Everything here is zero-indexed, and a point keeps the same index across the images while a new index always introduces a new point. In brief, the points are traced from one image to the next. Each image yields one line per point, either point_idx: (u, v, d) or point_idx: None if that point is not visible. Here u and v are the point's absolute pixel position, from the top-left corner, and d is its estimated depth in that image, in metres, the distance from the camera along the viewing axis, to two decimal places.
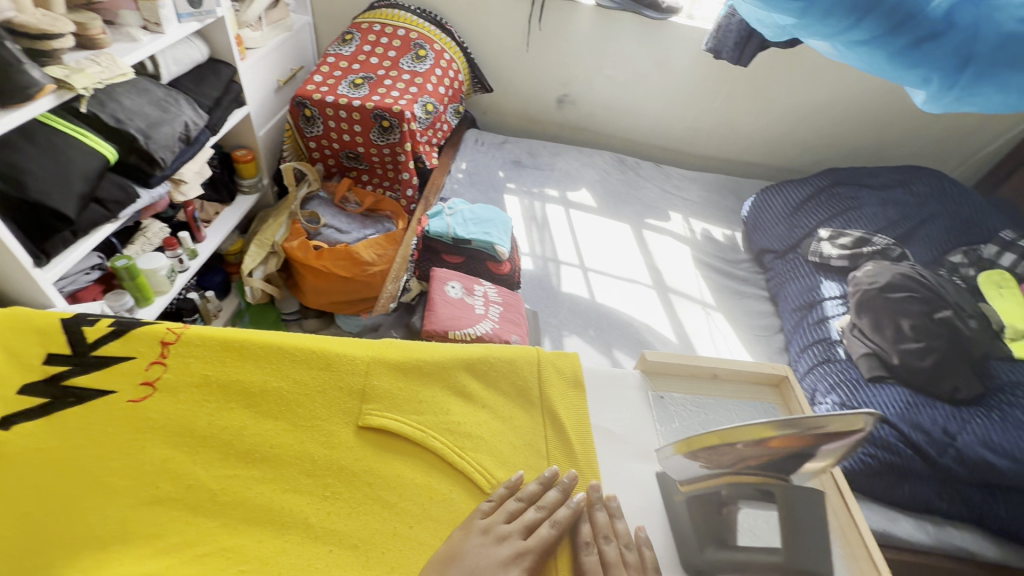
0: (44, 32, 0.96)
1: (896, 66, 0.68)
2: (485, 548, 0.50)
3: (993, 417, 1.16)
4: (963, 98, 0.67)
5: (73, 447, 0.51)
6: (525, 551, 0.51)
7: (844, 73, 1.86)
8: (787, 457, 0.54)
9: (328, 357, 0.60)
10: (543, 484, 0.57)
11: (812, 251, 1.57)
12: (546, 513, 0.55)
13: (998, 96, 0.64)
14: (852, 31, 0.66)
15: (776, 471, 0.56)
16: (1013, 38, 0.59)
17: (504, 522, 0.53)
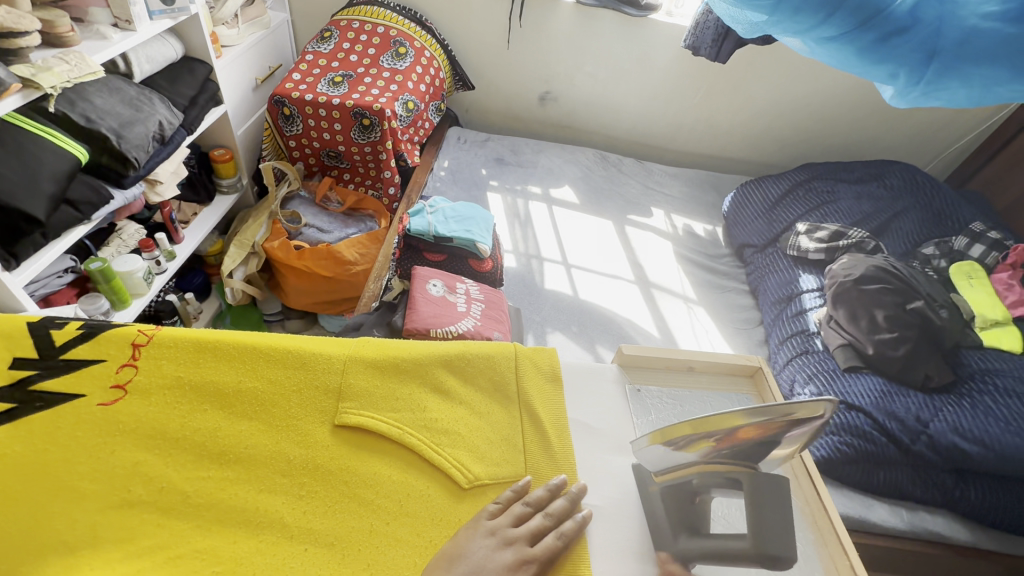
0: (9, 30, 0.93)
1: (864, 60, 0.69)
2: (487, 550, 0.51)
3: (963, 404, 1.19)
4: (928, 93, 0.68)
5: (39, 452, 0.50)
6: (531, 559, 0.52)
7: (820, 69, 1.89)
8: (752, 445, 0.55)
9: (304, 356, 0.60)
10: (551, 491, 0.57)
11: (791, 245, 1.60)
12: (554, 523, 0.55)
13: (962, 90, 0.65)
14: (821, 27, 0.68)
15: (744, 458, 0.56)
16: (976, 33, 0.60)
17: (511, 527, 0.53)
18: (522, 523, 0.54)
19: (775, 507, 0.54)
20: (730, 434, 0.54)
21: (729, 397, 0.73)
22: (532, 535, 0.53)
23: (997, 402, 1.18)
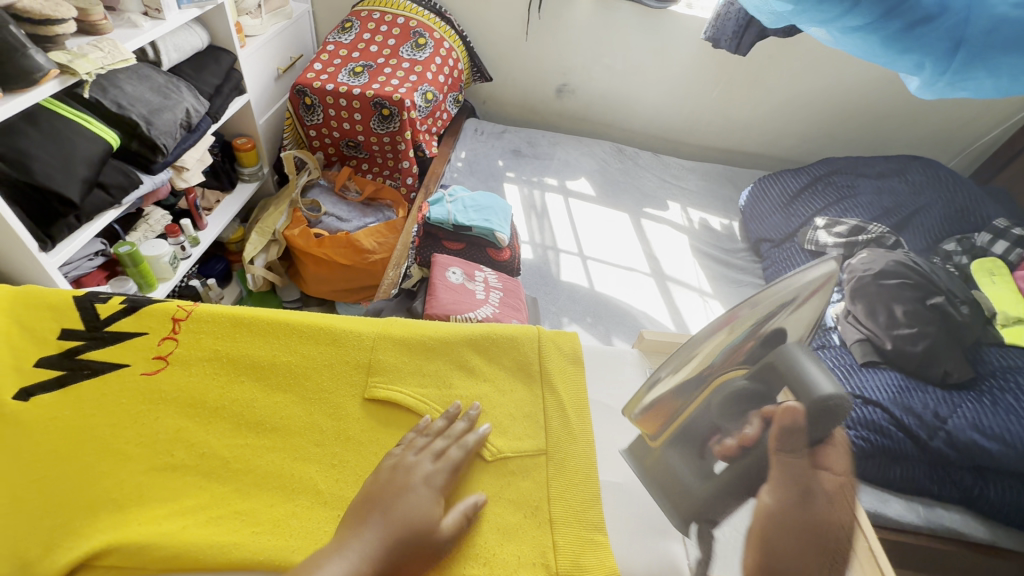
0: (46, 17, 0.96)
1: (888, 51, 0.63)
2: (405, 484, 0.51)
3: (985, 402, 1.02)
4: (955, 83, 0.62)
5: (86, 417, 0.53)
6: (434, 473, 0.53)
7: (842, 63, 1.86)
8: (760, 343, 0.50)
9: (335, 334, 0.62)
10: (448, 418, 0.58)
11: (808, 239, 1.50)
12: (451, 442, 0.57)
13: (990, 80, 0.59)
14: (846, 16, 0.62)
15: (750, 360, 0.50)
16: (1006, 21, 0.54)
17: (414, 453, 0.55)
18: (427, 450, 0.55)
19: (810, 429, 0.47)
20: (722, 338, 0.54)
21: None
22: (438, 460, 0.55)
23: None
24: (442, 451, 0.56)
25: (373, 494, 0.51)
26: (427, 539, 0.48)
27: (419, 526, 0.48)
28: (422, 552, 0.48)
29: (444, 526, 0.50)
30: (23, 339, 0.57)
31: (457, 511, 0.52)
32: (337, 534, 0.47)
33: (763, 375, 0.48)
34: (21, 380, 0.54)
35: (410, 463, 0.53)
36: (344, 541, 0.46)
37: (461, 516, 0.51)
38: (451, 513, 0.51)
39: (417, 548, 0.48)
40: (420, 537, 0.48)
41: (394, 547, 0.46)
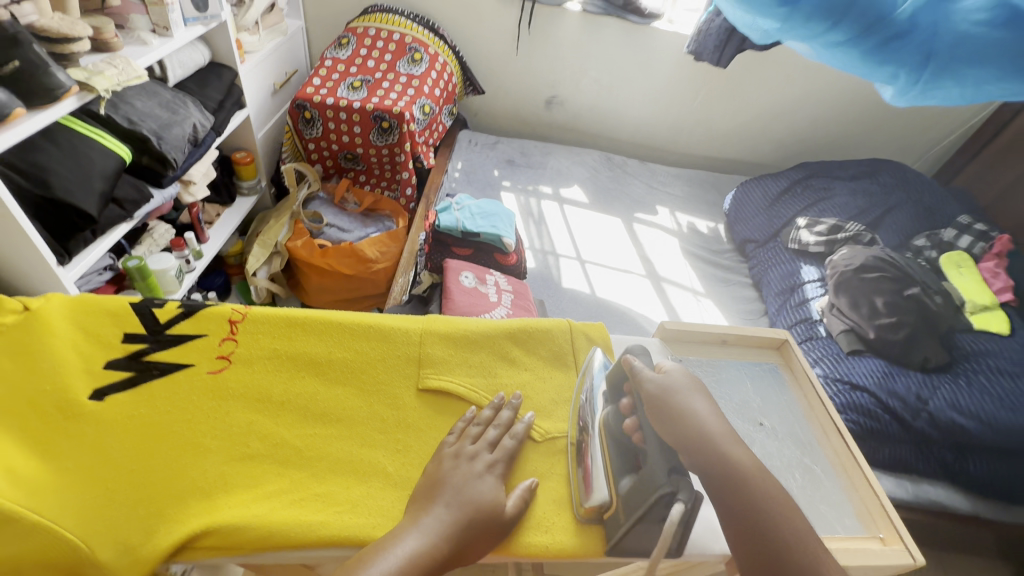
0: (63, 36, 0.98)
1: (866, 65, 0.66)
2: (469, 472, 0.55)
3: (959, 382, 1.29)
4: (926, 93, 0.65)
5: (162, 415, 0.56)
6: (496, 461, 0.58)
7: (812, 75, 2.00)
8: (599, 393, 0.63)
9: (384, 330, 0.66)
10: (494, 407, 0.62)
11: (792, 239, 1.71)
12: (503, 430, 0.61)
13: (955, 90, 0.62)
14: (829, 34, 0.64)
15: (599, 401, 0.63)
16: (972, 37, 0.57)
17: (471, 444, 0.58)
18: (483, 440, 0.59)
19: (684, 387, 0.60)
20: (578, 418, 0.64)
21: (758, 366, 0.79)
22: (494, 449, 0.59)
23: (991, 381, 1.28)
24: (495, 440, 0.60)
25: (436, 478, 0.54)
26: (494, 521, 0.53)
27: (489, 509, 0.53)
28: (493, 530, 0.52)
29: (507, 508, 0.54)
30: (89, 343, 0.59)
31: (517, 493, 0.56)
32: (412, 518, 0.51)
33: (613, 387, 0.64)
34: (92, 382, 0.56)
35: (465, 452, 0.57)
36: (419, 520, 0.50)
37: (522, 499, 0.56)
38: (513, 495, 0.56)
39: (486, 531, 0.52)
40: (490, 519, 0.52)
41: (465, 527, 0.50)
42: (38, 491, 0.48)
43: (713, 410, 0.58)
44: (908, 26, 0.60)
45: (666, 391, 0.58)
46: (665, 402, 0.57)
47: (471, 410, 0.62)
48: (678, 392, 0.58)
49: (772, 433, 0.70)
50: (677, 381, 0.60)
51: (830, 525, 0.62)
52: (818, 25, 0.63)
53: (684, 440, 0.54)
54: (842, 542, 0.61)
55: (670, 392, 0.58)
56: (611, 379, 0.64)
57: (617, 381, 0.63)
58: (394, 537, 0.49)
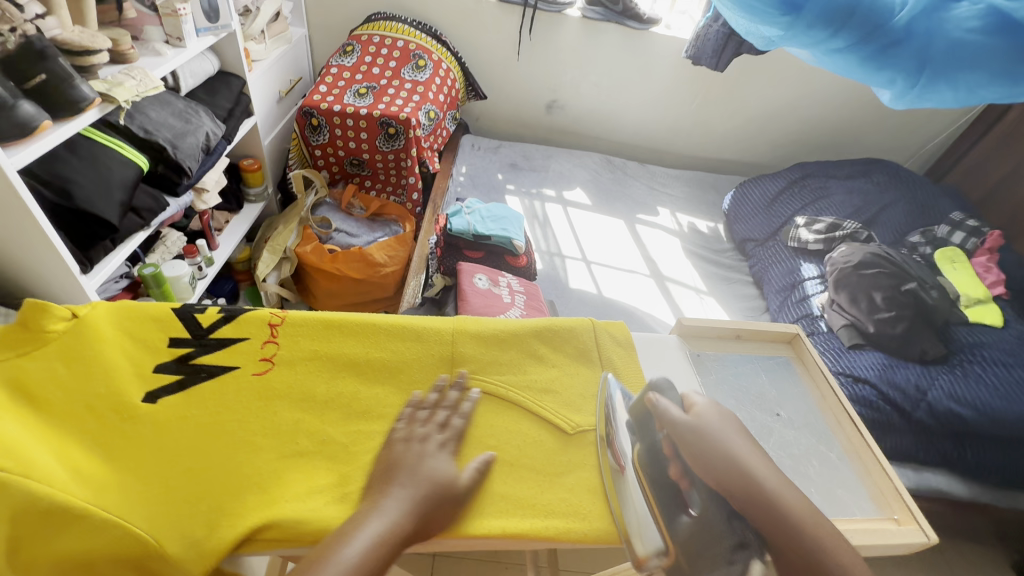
0: (85, 48, 1.00)
1: (866, 68, 0.79)
2: (422, 452, 0.57)
3: (956, 372, 1.33)
4: (922, 95, 0.79)
5: (214, 415, 0.58)
6: (447, 439, 0.60)
7: (806, 77, 2.05)
8: (626, 430, 0.64)
9: (417, 330, 0.69)
10: (441, 388, 0.64)
11: (791, 237, 1.75)
12: (453, 411, 0.63)
13: (949, 92, 0.75)
14: (830, 40, 0.78)
15: (630, 438, 0.63)
16: (960, 45, 0.70)
17: (422, 425, 0.60)
18: (433, 422, 0.61)
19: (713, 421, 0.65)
20: (605, 455, 0.63)
21: (772, 359, 0.82)
22: (445, 429, 0.61)
23: (986, 370, 1.33)
24: (446, 421, 0.61)
25: (393, 460, 0.56)
26: (450, 494, 0.55)
27: (444, 485, 0.55)
28: (450, 505, 0.55)
29: (460, 480, 0.57)
30: (135, 348, 0.61)
31: (471, 467, 0.59)
32: (370, 500, 0.53)
33: (637, 423, 0.65)
34: (143, 385, 0.59)
35: (414, 434, 0.59)
36: (380, 503, 0.52)
37: (476, 472, 0.59)
38: (467, 469, 0.58)
39: (446, 504, 0.55)
40: (446, 494, 0.55)
41: (424, 502, 0.53)
42: (104, 489, 0.51)
43: (748, 446, 0.63)
44: (904, 34, 0.73)
45: (703, 431, 0.62)
46: (706, 445, 0.61)
47: (414, 394, 0.63)
48: (717, 433, 0.62)
49: (790, 423, 0.74)
50: (709, 420, 0.64)
51: (848, 508, 0.66)
52: (821, 32, 0.77)
53: (735, 479, 0.58)
54: (859, 523, 0.64)
55: (708, 436, 0.62)
56: (637, 415, 0.65)
57: (645, 418, 0.65)
58: (359, 520, 0.50)
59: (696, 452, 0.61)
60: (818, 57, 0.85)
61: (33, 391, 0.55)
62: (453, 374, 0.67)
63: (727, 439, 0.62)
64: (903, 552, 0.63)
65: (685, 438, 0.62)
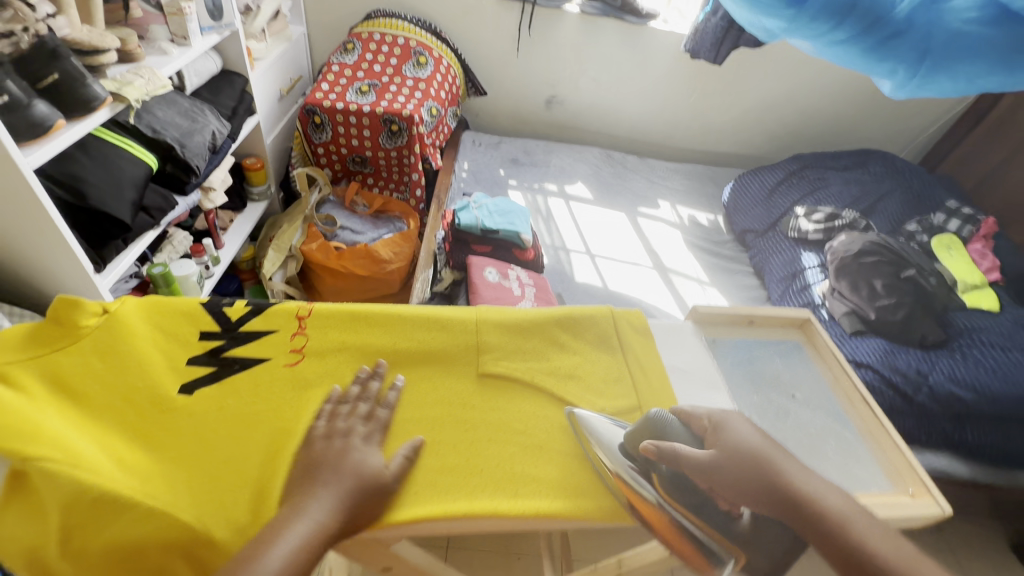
0: (94, 47, 1.00)
1: (867, 59, 0.78)
2: (344, 446, 0.55)
3: (955, 356, 1.37)
4: (922, 86, 0.79)
5: (248, 406, 0.59)
6: (374, 430, 0.59)
7: (802, 70, 2.08)
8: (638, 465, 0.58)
9: (441, 321, 0.70)
10: (362, 381, 0.62)
11: (792, 228, 1.78)
12: (371, 402, 0.61)
13: (948, 83, 0.76)
14: (832, 33, 0.76)
15: (647, 475, 0.58)
16: (962, 35, 0.70)
17: (344, 418, 0.59)
18: (356, 415, 0.59)
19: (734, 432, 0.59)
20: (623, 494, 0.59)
21: (784, 344, 0.85)
22: (369, 420, 0.59)
23: (984, 353, 1.36)
24: (369, 414, 0.60)
25: (316, 459, 0.54)
26: (380, 488, 0.54)
27: (371, 478, 0.53)
28: (378, 499, 0.53)
29: (388, 471, 0.55)
30: (167, 342, 0.62)
31: (401, 454, 0.57)
32: (294, 499, 0.50)
33: (639, 460, 0.59)
34: (178, 378, 0.60)
35: (337, 430, 0.57)
36: (307, 505, 0.49)
37: (404, 459, 0.57)
38: (395, 459, 0.57)
39: (376, 497, 0.53)
40: (373, 488, 0.53)
41: (351, 498, 0.51)
42: (149, 479, 0.52)
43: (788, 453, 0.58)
44: (906, 25, 0.73)
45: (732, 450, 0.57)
46: (738, 471, 0.55)
47: (334, 390, 0.61)
48: (748, 452, 0.57)
49: (805, 404, 0.78)
50: (732, 432, 0.59)
51: (864, 483, 0.69)
52: (823, 25, 0.75)
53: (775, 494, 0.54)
54: (875, 497, 0.67)
55: (738, 459, 0.56)
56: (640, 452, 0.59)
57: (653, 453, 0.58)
58: (281, 521, 0.47)
59: (727, 481, 0.55)
60: (817, 49, 0.84)
61: (71, 384, 0.56)
62: (373, 365, 0.65)
63: (760, 458, 0.56)
64: (920, 524, 0.66)
65: (709, 471, 0.56)
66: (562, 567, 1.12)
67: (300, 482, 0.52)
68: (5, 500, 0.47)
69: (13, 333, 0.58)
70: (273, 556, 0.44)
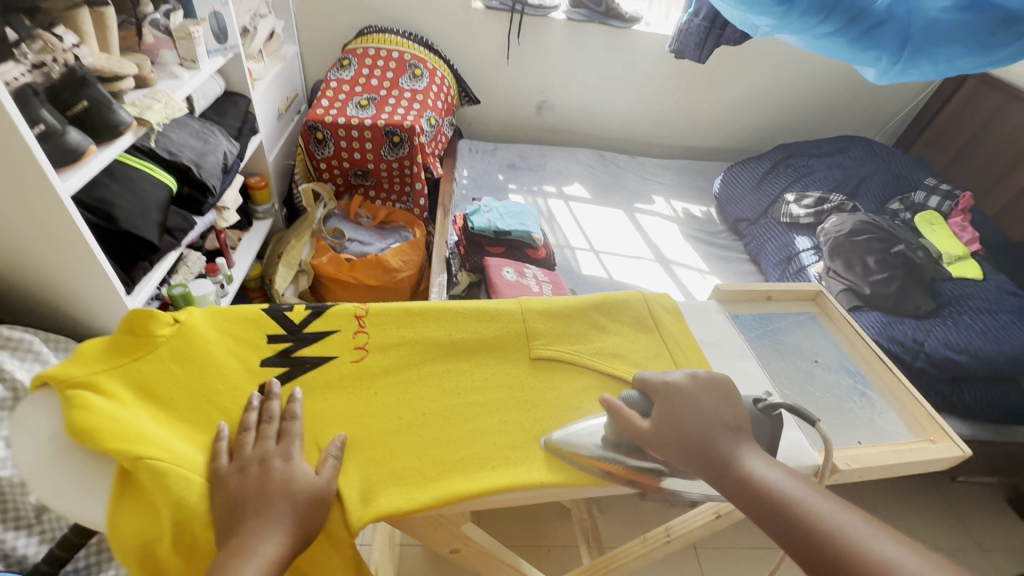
0: (114, 74, 1.03)
1: (854, 49, 0.83)
2: (285, 471, 0.53)
3: (948, 323, 1.45)
4: (905, 70, 0.84)
5: (327, 403, 0.63)
6: (289, 440, 0.56)
7: (778, 64, 2.18)
8: (619, 450, 0.61)
9: (489, 311, 0.74)
10: (258, 401, 0.60)
11: (783, 213, 1.86)
12: (274, 419, 0.58)
13: (929, 66, 0.82)
14: (820, 26, 0.81)
15: (624, 456, 0.61)
16: (937, 21, 0.76)
17: (250, 447, 0.55)
18: (264, 437, 0.56)
19: (678, 397, 0.61)
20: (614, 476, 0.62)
21: (802, 316, 0.91)
22: (278, 439, 0.56)
23: (974, 319, 1.45)
24: (279, 431, 0.57)
25: (236, 494, 0.51)
26: (319, 497, 0.52)
27: (309, 494, 0.52)
28: (320, 510, 0.52)
29: (319, 479, 0.54)
30: (239, 346, 0.65)
31: (327, 464, 0.55)
32: (232, 545, 0.47)
33: (619, 441, 0.61)
34: (255, 379, 0.63)
35: (249, 458, 0.54)
36: (250, 545, 0.47)
37: (334, 464, 0.56)
38: (323, 468, 0.55)
39: (315, 505, 0.52)
40: (316, 502, 0.52)
41: (299, 512, 0.50)
42: None
43: (720, 404, 0.60)
44: (886, 16, 0.78)
45: (670, 417, 0.59)
46: (676, 432, 0.58)
47: (222, 429, 0.57)
48: (687, 413, 0.59)
49: (828, 367, 0.84)
50: (676, 392, 0.61)
51: (890, 434, 0.75)
52: (812, 19, 0.80)
53: (699, 452, 0.56)
54: (902, 446, 0.73)
55: (679, 425, 0.58)
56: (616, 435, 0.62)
57: (623, 436, 0.61)
58: (220, 567, 0.45)
59: (668, 444, 0.58)
60: (806, 42, 0.89)
61: (155, 390, 0.59)
62: (264, 388, 0.62)
63: (702, 417, 0.59)
64: (944, 467, 0.72)
65: (655, 438, 0.58)
66: (599, 551, 1.15)
67: (226, 537, 0.48)
68: (117, 500, 0.51)
69: (91, 347, 0.60)
70: None
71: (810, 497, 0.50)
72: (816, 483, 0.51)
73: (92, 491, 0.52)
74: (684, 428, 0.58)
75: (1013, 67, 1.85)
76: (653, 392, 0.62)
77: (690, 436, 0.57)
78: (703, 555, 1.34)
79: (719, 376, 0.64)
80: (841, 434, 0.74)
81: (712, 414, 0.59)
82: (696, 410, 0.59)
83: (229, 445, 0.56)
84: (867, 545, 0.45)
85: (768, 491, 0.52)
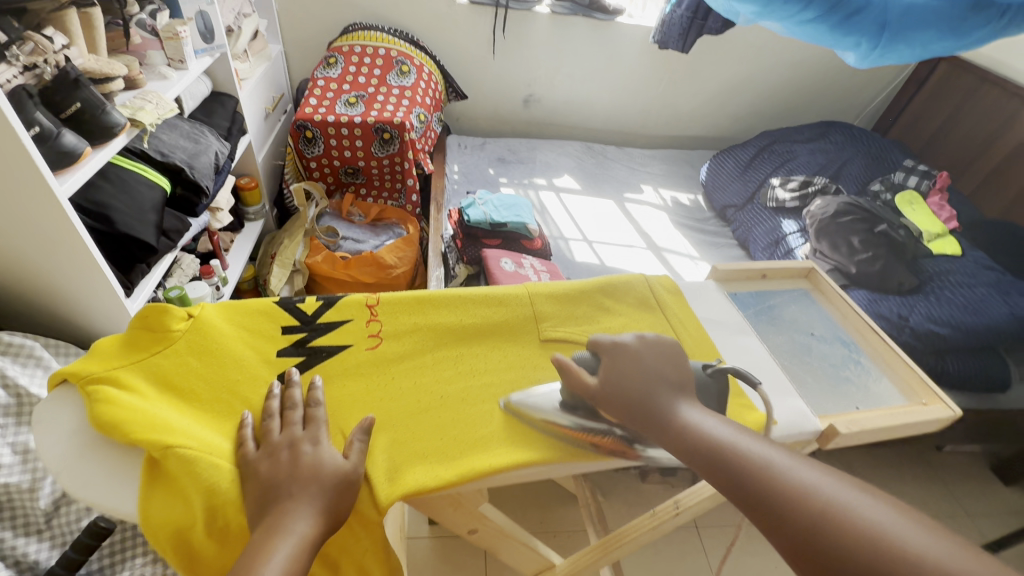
0: (104, 75, 1.02)
1: (835, 34, 0.86)
2: (312, 455, 0.54)
3: (930, 299, 1.50)
4: (884, 54, 0.87)
5: (348, 390, 0.64)
6: (315, 425, 0.57)
7: (759, 52, 2.23)
8: (572, 413, 0.63)
9: (498, 296, 0.76)
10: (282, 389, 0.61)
11: (769, 198, 1.91)
12: (299, 405, 0.59)
13: (907, 49, 0.85)
14: (802, 13, 0.84)
15: (579, 419, 0.63)
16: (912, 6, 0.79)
17: (278, 433, 0.56)
18: (291, 424, 0.57)
19: (623, 357, 0.63)
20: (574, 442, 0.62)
21: (796, 292, 0.94)
22: (306, 425, 0.57)
23: (954, 293, 1.50)
24: (304, 418, 0.58)
25: (269, 479, 0.52)
26: (347, 480, 0.54)
27: (336, 477, 0.53)
28: (349, 492, 0.53)
29: (347, 463, 0.55)
30: (254, 338, 0.66)
31: (354, 449, 0.56)
32: (267, 526, 0.48)
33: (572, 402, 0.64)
34: (273, 370, 0.64)
35: (278, 444, 0.55)
36: (285, 524, 0.48)
37: (360, 448, 0.57)
38: (351, 454, 0.56)
39: (345, 488, 0.53)
40: (344, 484, 0.53)
41: (328, 496, 0.51)
42: None
43: (670, 368, 0.63)
44: (865, 2, 0.80)
45: (610, 373, 0.62)
46: (621, 390, 0.60)
47: (247, 417, 0.58)
48: (629, 371, 0.62)
49: (823, 339, 0.87)
50: (619, 352, 0.64)
51: (885, 399, 0.78)
52: (795, 6, 0.82)
53: (633, 407, 0.59)
54: (898, 410, 0.76)
55: (621, 383, 0.61)
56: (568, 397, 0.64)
57: (574, 396, 0.63)
58: (257, 546, 0.46)
59: (614, 402, 0.60)
60: (789, 28, 0.91)
61: (174, 383, 0.60)
62: (285, 375, 0.63)
63: (645, 374, 0.61)
64: (937, 427, 0.75)
65: (602, 395, 0.61)
66: (605, 531, 1.18)
67: (259, 520, 0.49)
68: (147, 489, 0.52)
69: (106, 344, 0.61)
70: (268, 565, 0.44)
71: (743, 442, 0.53)
72: (747, 427, 0.55)
73: (123, 482, 0.53)
74: (622, 382, 0.61)
75: (982, 50, 1.92)
76: (602, 351, 0.65)
77: (627, 390, 0.60)
78: (704, 531, 1.37)
79: (666, 339, 0.67)
80: (840, 401, 0.77)
81: (655, 373, 0.62)
82: (635, 369, 0.62)
83: (254, 432, 0.57)
84: (786, 473, 0.48)
85: (701, 435, 0.54)
